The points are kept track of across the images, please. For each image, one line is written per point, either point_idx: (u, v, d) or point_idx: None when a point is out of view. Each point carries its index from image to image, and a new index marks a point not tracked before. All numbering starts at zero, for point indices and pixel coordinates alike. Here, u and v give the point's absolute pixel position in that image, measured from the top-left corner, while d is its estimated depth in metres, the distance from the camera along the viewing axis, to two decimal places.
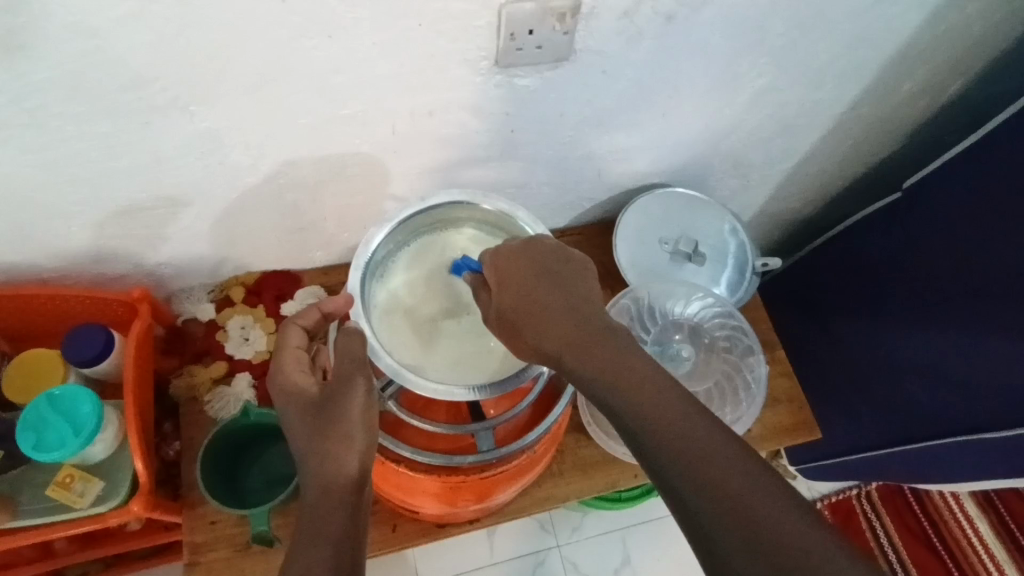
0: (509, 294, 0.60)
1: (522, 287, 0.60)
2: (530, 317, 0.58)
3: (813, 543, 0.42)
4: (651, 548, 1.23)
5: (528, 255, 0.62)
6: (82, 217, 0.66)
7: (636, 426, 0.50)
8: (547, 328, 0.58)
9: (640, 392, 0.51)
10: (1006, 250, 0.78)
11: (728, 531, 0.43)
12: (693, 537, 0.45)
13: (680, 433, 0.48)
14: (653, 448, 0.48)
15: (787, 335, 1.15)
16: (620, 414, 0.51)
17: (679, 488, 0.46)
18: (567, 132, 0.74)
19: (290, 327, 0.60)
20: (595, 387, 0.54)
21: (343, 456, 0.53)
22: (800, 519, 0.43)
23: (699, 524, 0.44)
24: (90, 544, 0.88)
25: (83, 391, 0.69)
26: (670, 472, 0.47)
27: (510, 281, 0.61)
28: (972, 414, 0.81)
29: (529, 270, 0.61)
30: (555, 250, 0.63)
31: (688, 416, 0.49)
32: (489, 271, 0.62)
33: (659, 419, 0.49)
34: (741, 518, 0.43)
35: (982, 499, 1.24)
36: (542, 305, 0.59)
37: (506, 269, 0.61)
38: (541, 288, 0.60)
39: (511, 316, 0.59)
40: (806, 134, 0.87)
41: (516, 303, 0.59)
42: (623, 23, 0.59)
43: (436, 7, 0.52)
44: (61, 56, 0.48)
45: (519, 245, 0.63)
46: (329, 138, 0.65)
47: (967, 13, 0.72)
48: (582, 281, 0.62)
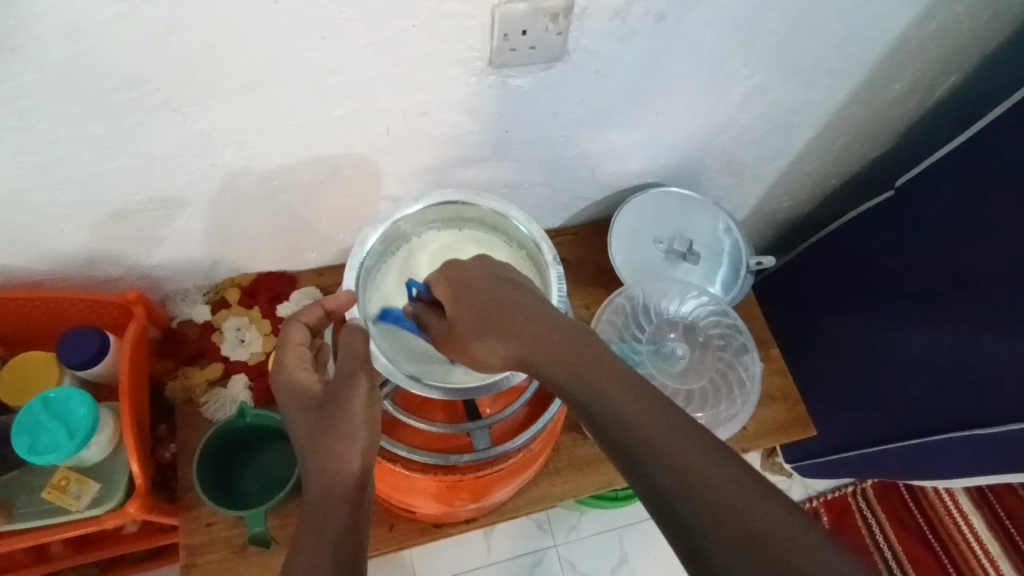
0: (462, 305, 0.61)
1: (472, 297, 0.61)
2: (486, 316, 0.58)
3: (804, 540, 0.39)
4: (648, 546, 1.23)
5: (475, 269, 0.64)
6: (75, 219, 0.66)
7: (605, 418, 0.47)
8: (501, 324, 0.57)
9: (613, 386, 0.49)
10: (997, 247, 0.78)
11: (713, 530, 0.40)
12: (675, 537, 0.41)
13: (656, 427, 0.45)
14: (628, 445, 0.45)
15: (780, 333, 1.15)
16: (592, 410, 0.48)
17: (657, 485, 0.43)
18: (561, 132, 0.74)
19: (293, 324, 0.61)
20: (567, 384, 0.51)
21: (345, 453, 0.52)
22: (787, 515, 0.40)
23: (680, 523, 0.41)
24: (85, 547, 0.87)
25: (77, 393, 0.69)
26: (646, 467, 0.44)
27: (462, 293, 0.62)
28: (966, 411, 0.82)
29: (480, 277, 0.62)
30: (499, 267, 0.64)
31: (663, 408, 0.46)
32: (439, 288, 0.64)
33: (629, 411, 0.46)
34: (725, 516, 0.40)
35: (977, 496, 1.25)
36: (497, 303, 0.59)
37: (458, 280, 0.63)
38: (496, 289, 0.61)
39: (464, 325, 0.60)
40: (798, 133, 0.88)
41: (469, 306, 0.60)
42: (616, 22, 0.59)
43: (429, 7, 0.53)
44: (53, 57, 0.48)
45: (470, 262, 0.65)
46: (322, 138, 0.65)
47: (957, 11, 0.72)
48: (532, 285, 0.63)
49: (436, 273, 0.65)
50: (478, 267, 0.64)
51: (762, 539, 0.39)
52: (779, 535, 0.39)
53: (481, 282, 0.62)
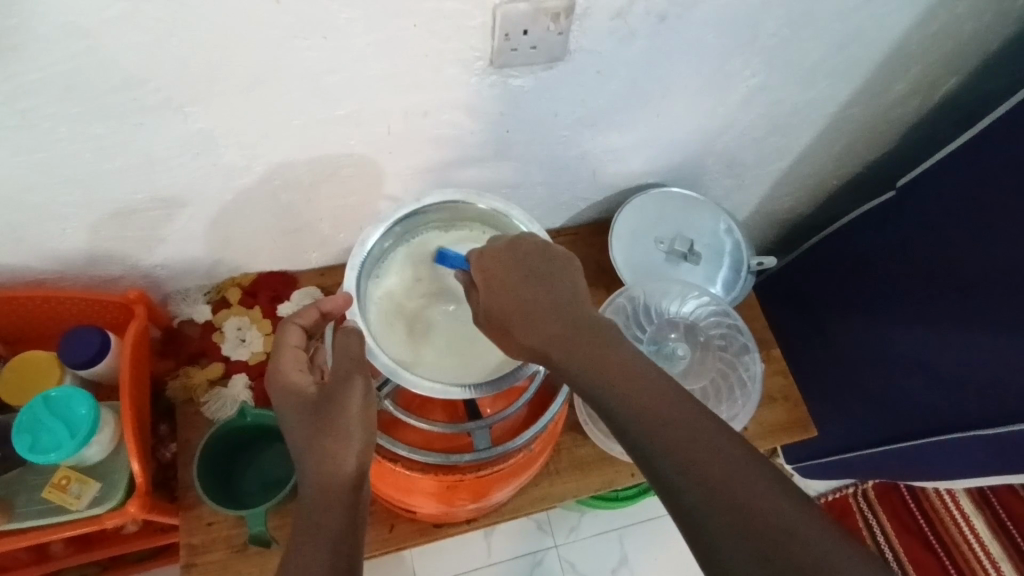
0: (497, 296, 0.58)
1: (509, 291, 0.58)
2: (523, 320, 0.57)
3: (813, 540, 0.42)
4: (648, 547, 1.23)
5: (514, 256, 0.60)
6: (76, 219, 0.66)
7: (622, 416, 0.50)
8: (537, 327, 0.57)
9: (633, 390, 0.51)
10: (998, 249, 0.78)
11: (729, 529, 0.43)
12: (691, 534, 0.44)
13: (676, 430, 0.48)
14: (648, 446, 0.48)
15: (781, 333, 1.15)
16: (612, 411, 0.51)
17: (676, 485, 0.46)
18: (561, 132, 0.74)
19: (289, 325, 0.61)
20: (588, 387, 0.53)
21: (341, 454, 0.53)
22: (799, 516, 0.43)
23: (698, 521, 0.44)
24: (85, 546, 0.87)
25: (78, 392, 0.69)
26: (660, 464, 0.47)
27: (498, 282, 0.59)
28: (967, 412, 0.82)
29: (515, 269, 0.59)
30: (539, 249, 0.61)
31: (680, 412, 0.49)
32: (475, 272, 0.60)
33: (646, 410, 0.50)
34: (740, 515, 0.43)
35: (978, 496, 1.24)
36: (533, 306, 0.57)
37: (494, 269, 0.60)
38: (530, 288, 0.58)
39: (499, 318, 0.58)
40: (799, 134, 0.88)
41: (507, 304, 0.58)
42: (616, 23, 0.59)
43: (429, 7, 0.53)
44: (54, 56, 0.48)
45: (504, 244, 0.61)
46: (323, 138, 0.65)
47: (958, 12, 0.72)
48: (569, 275, 0.60)
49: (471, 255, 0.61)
50: (513, 255, 0.61)
51: (775, 538, 0.42)
52: (792, 534, 0.42)
53: (519, 273, 0.59)
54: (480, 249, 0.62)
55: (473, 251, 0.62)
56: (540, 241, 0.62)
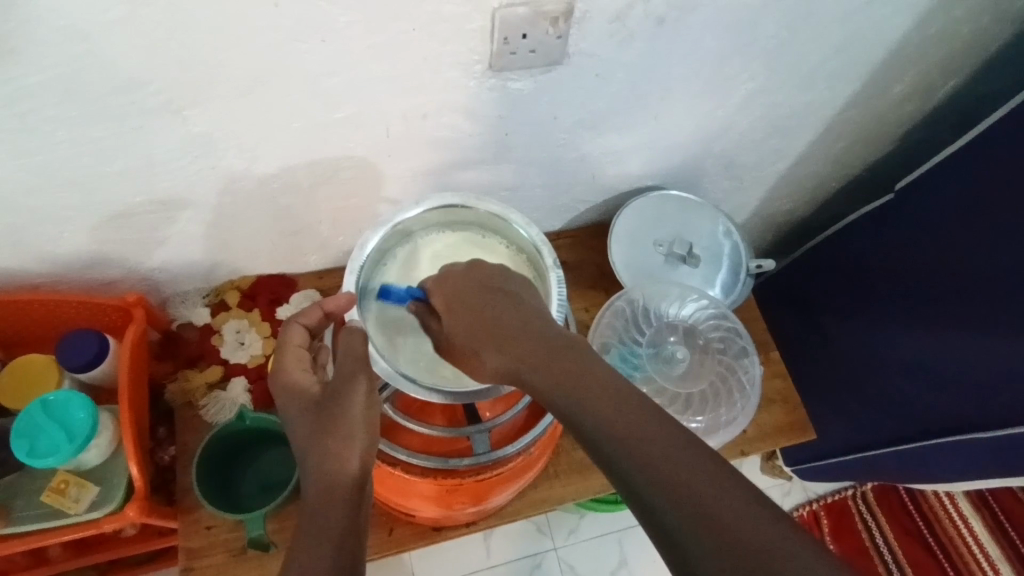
0: (457, 318, 0.61)
1: (469, 310, 0.61)
2: (475, 332, 0.59)
3: (789, 551, 0.39)
4: (648, 549, 1.23)
5: (471, 281, 0.63)
6: (75, 222, 0.66)
7: (591, 426, 0.48)
8: (496, 343, 0.57)
9: (600, 398, 0.49)
10: (997, 251, 0.78)
11: (699, 538, 0.40)
12: (664, 545, 0.41)
13: (643, 437, 0.45)
14: (614, 454, 0.45)
15: (780, 335, 1.15)
16: (579, 421, 0.49)
17: (645, 495, 0.43)
18: (561, 135, 0.74)
19: (292, 325, 0.61)
20: (556, 396, 0.51)
21: (344, 453, 0.53)
22: (772, 525, 0.40)
23: (668, 531, 0.41)
24: (83, 550, 0.87)
25: (76, 397, 0.69)
26: (629, 474, 0.44)
27: (457, 306, 0.62)
28: (967, 414, 0.82)
29: (468, 290, 0.63)
30: (495, 275, 0.64)
31: (649, 418, 0.47)
32: (434, 299, 0.65)
33: (613, 420, 0.47)
34: (711, 524, 0.40)
35: (975, 498, 1.24)
36: (484, 318, 0.59)
37: (449, 293, 0.63)
38: (482, 303, 0.61)
39: (460, 340, 0.60)
40: (798, 136, 0.88)
41: (460, 323, 0.60)
42: (616, 25, 0.59)
43: (428, 10, 0.53)
44: (53, 59, 0.48)
45: (458, 271, 0.65)
46: (322, 141, 0.65)
47: (957, 14, 0.72)
48: (526, 294, 0.62)
49: (429, 285, 0.66)
50: (467, 277, 0.64)
51: (747, 548, 0.39)
52: (764, 544, 0.39)
53: (477, 294, 0.62)
54: (437, 276, 0.67)
55: (431, 279, 0.67)
56: (499, 266, 0.65)
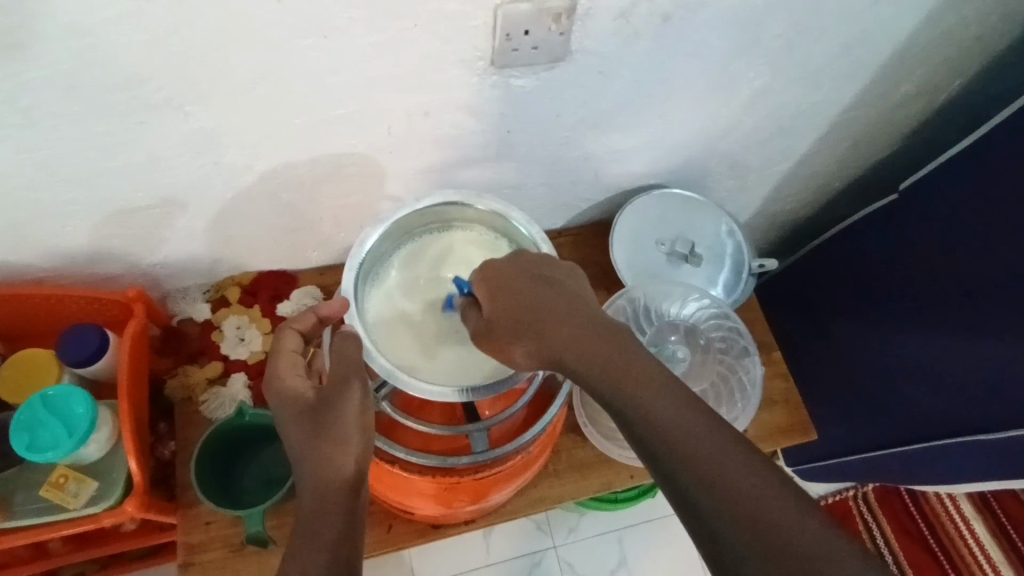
0: (506, 306, 0.57)
1: (518, 298, 0.57)
2: (525, 323, 0.55)
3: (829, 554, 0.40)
4: (647, 548, 1.23)
5: (520, 267, 0.59)
6: (76, 217, 0.66)
7: (632, 417, 0.49)
8: (547, 334, 0.55)
9: (644, 390, 0.50)
10: (1003, 252, 0.78)
11: (741, 538, 0.41)
12: (703, 540, 0.43)
13: (693, 437, 0.46)
14: (653, 446, 0.47)
15: (781, 335, 1.15)
16: (620, 412, 0.50)
17: (686, 489, 0.44)
18: (563, 133, 0.74)
19: (286, 331, 0.61)
20: (597, 386, 0.52)
21: (339, 458, 0.53)
22: (816, 530, 0.41)
23: (711, 531, 0.43)
24: (83, 544, 0.87)
25: (76, 391, 0.69)
26: (669, 467, 0.46)
27: (504, 292, 0.57)
28: (970, 416, 0.81)
29: (519, 277, 0.58)
30: (540, 261, 0.60)
31: (694, 416, 0.47)
32: (480, 286, 0.59)
33: (653, 412, 0.48)
34: (754, 527, 0.41)
35: (978, 501, 1.24)
36: (536, 309, 0.56)
37: (500, 279, 0.58)
38: (534, 291, 0.57)
39: (510, 327, 0.56)
40: (802, 136, 0.87)
41: (509, 310, 0.57)
42: (619, 23, 0.59)
43: (431, 8, 0.52)
44: (56, 55, 0.48)
45: (507, 257, 0.61)
46: (324, 138, 0.65)
47: (964, 14, 0.72)
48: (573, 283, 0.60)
49: (475, 270, 0.60)
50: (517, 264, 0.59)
51: (790, 551, 0.40)
52: (807, 548, 0.40)
53: (526, 283, 0.58)
54: (482, 268, 0.60)
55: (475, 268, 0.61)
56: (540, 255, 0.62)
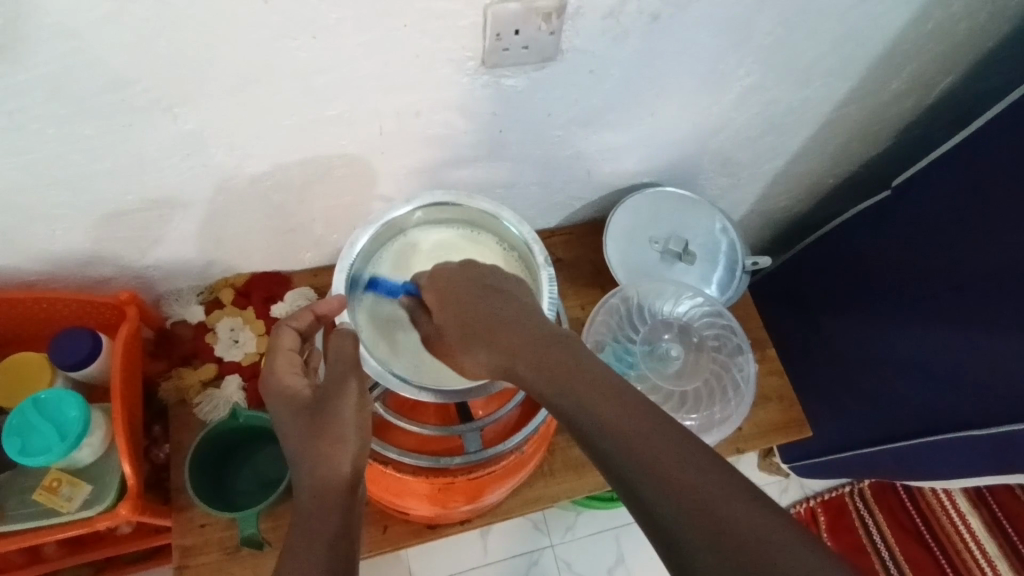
0: (451, 314, 0.60)
1: (460, 306, 0.59)
2: (467, 329, 0.58)
3: (785, 545, 0.39)
4: (644, 546, 1.23)
5: (463, 277, 0.62)
6: (67, 220, 0.66)
7: (586, 424, 0.48)
8: (490, 339, 0.56)
9: (595, 392, 0.49)
10: (995, 248, 0.78)
11: (695, 533, 0.40)
12: (660, 542, 0.42)
13: (645, 437, 0.45)
14: (607, 450, 0.46)
15: (776, 331, 1.15)
16: (571, 418, 0.49)
17: (641, 491, 0.43)
18: (555, 132, 0.74)
19: (283, 329, 0.60)
20: (546, 390, 0.51)
21: (336, 455, 0.52)
22: (775, 525, 0.40)
23: (664, 526, 0.41)
24: (79, 548, 0.87)
25: (68, 395, 0.69)
26: (622, 470, 0.44)
27: (451, 301, 0.60)
28: (964, 411, 0.81)
29: (465, 286, 0.61)
30: (489, 270, 0.63)
31: (644, 415, 0.47)
32: (428, 294, 0.63)
33: (605, 416, 0.47)
34: (707, 520, 0.40)
35: (973, 494, 1.22)
36: (478, 316, 0.58)
37: (445, 288, 0.62)
38: (477, 300, 0.59)
39: (455, 335, 0.59)
40: (794, 133, 0.88)
41: (454, 317, 0.59)
42: (609, 22, 0.59)
43: (418, 7, 0.52)
44: (42, 57, 0.48)
45: (457, 265, 0.64)
46: (314, 139, 0.64)
47: (954, 11, 0.72)
48: (520, 291, 0.62)
49: (423, 280, 0.65)
50: (464, 274, 0.63)
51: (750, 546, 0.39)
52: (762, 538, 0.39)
53: (471, 291, 0.60)
54: (430, 273, 0.65)
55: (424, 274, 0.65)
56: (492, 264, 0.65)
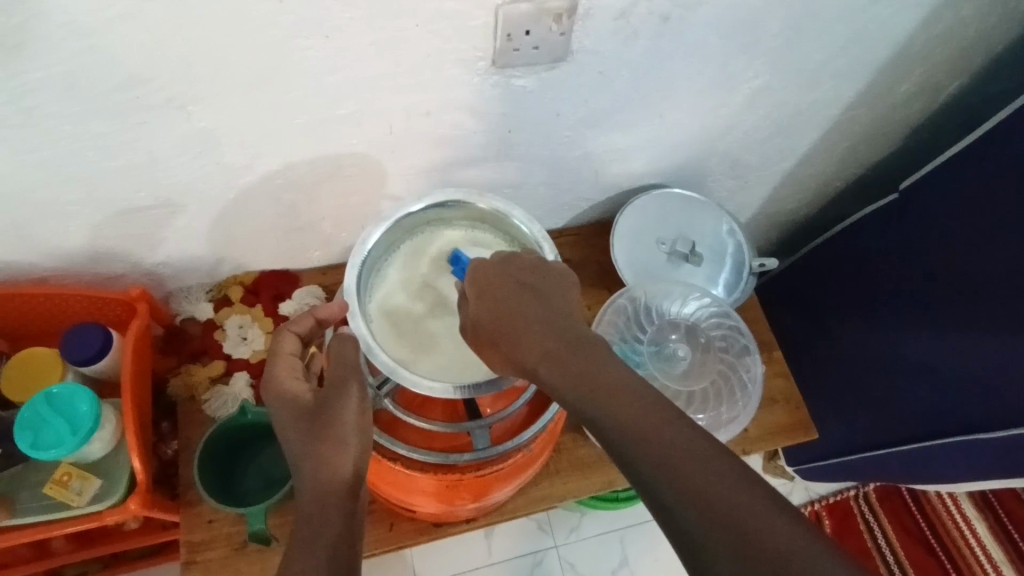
0: (489, 309, 0.60)
1: (499, 304, 0.60)
2: (498, 328, 0.59)
3: (800, 548, 0.39)
4: (648, 547, 1.23)
5: (507, 273, 0.62)
6: (79, 217, 0.67)
7: (609, 427, 0.49)
8: (523, 340, 0.57)
9: (617, 395, 0.50)
10: (1003, 251, 0.78)
11: (714, 536, 0.41)
12: (678, 543, 0.42)
13: (664, 440, 0.46)
14: (628, 452, 0.46)
15: (782, 334, 1.15)
16: (594, 419, 0.50)
17: (659, 491, 0.44)
18: (564, 132, 0.74)
19: (284, 333, 0.61)
20: (567, 394, 0.53)
21: (337, 459, 0.53)
22: (793, 530, 0.40)
23: (682, 527, 0.42)
24: (87, 543, 0.88)
25: (81, 390, 0.69)
26: (642, 471, 0.45)
27: (491, 296, 0.60)
28: (971, 414, 0.81)
29: (507, 283, 0.61)
30: (534, 266, 0.62)
31: (662, 418, 0.47)
32: (470, 284, 0.62)
33: (627, 418, 0.48)
34: (726, 523, 0.41)
35: (979, 500, 1.24)
36: (515, 317, 0.58)
37: (483, 282, 0.61)
38: (515, 299, 0.60)
39: (490, 331, 0.59)
40: (801, 136, 0.88)
41: (488, 314, 0.60)
42: (619, 23, 0.59)
43: (430, 7, 0.53)
44: (58, 55, 0.49)
45: (501, 259, 0.63)
46: (325, 137, 0.65)
47: (963, 14, 0.72)
48: (563, 293, 0.61)
49: (473, 264, 0.63)
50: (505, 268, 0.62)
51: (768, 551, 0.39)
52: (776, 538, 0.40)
53: (511, 289, 0.60)
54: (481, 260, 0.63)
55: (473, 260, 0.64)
56: (538, 257, 0.64)
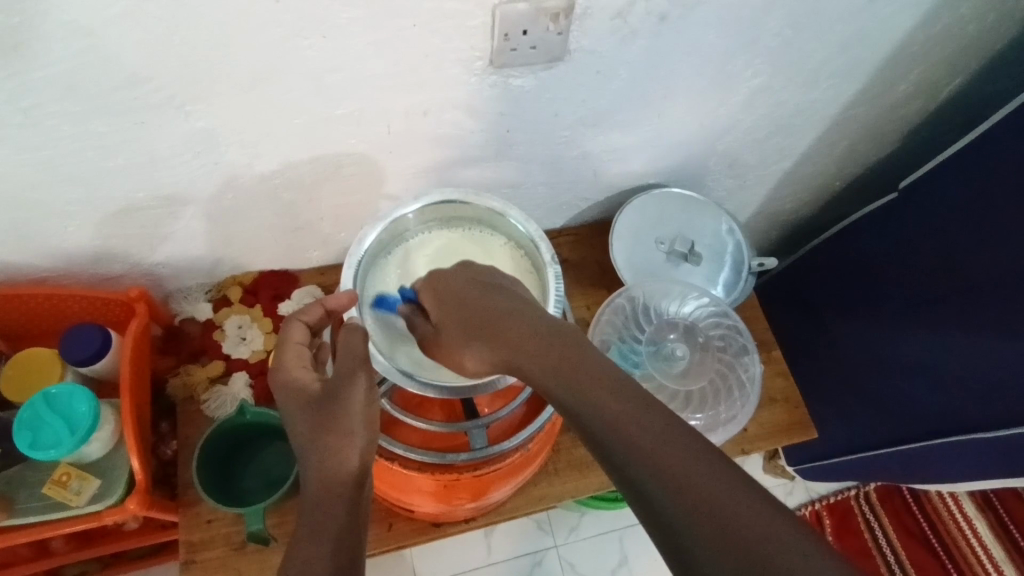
0: (450, 309, 0.61)
1: (458, 302, 0.61)
2: (466, 322, 0.59)
3: (785, 545, 0.39)
4: (648, 547, 1.23)
5: (457, 278, 0.64)
6: (79, 217, 0.67)
7: (591, 421, 0.48)
8: (489, 334, 0.57)
9: (599, 388, 0.50)
10: (1002, 250, 0.78)
11: (698, 534, 0.41)
12: (663, 541, 0.42)
13: (646, 435, 0.45)
14: (611, 448, 0.46)
15: (781, 333, 1.15)
16: (576, 414, 0.49)
17: (644, 488, 0.44)
18: (562, 132, 0.74)
19: (292, 323, 0.61)
20: (546, 387, 0.52)
21: (343, 451, 0.53)
22: (777, 526, 0.40)
23: (666, 525, 0.42)
24: (87, 543, 0.88)
25: (79, 389, 0.69)
26: (625, 468, 0.45)
27: (451, 298, 0.62)
28: (970, 414, 0.81)
29: (464, 286, 0.62)
30: (484, 272, 0.64)
31: (651, 414, 0.47)
32: (424, 295, 0.64)
33: (611, 412, 0.48)
34: (709, 520, 0.41)
35: (981, 499, 1.25)
36: (479, 310, 0.59)
37: (443, 285, 0.63)
38: (476, 297, 0.60)
39: (456, 328, 0.59)
40: (800, 136, 0.88)
41: (450, 313, 0.60)
42: (617, 22, 0.59)
43: (429, 7, 0.53)
44: (58, 55, 0.49)
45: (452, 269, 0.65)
46: (325, 137, 0.65)
47: (962, 13, 0.72)
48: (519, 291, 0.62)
49: (419, 283, 0.66)
50: (464, 275, 0.64)
51: (751, 549, 0.39)
52: (770, 539, 0.39)
53: (469, 291, 0.61)
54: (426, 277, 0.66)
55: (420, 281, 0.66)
56: (488, 266, 0.66)
